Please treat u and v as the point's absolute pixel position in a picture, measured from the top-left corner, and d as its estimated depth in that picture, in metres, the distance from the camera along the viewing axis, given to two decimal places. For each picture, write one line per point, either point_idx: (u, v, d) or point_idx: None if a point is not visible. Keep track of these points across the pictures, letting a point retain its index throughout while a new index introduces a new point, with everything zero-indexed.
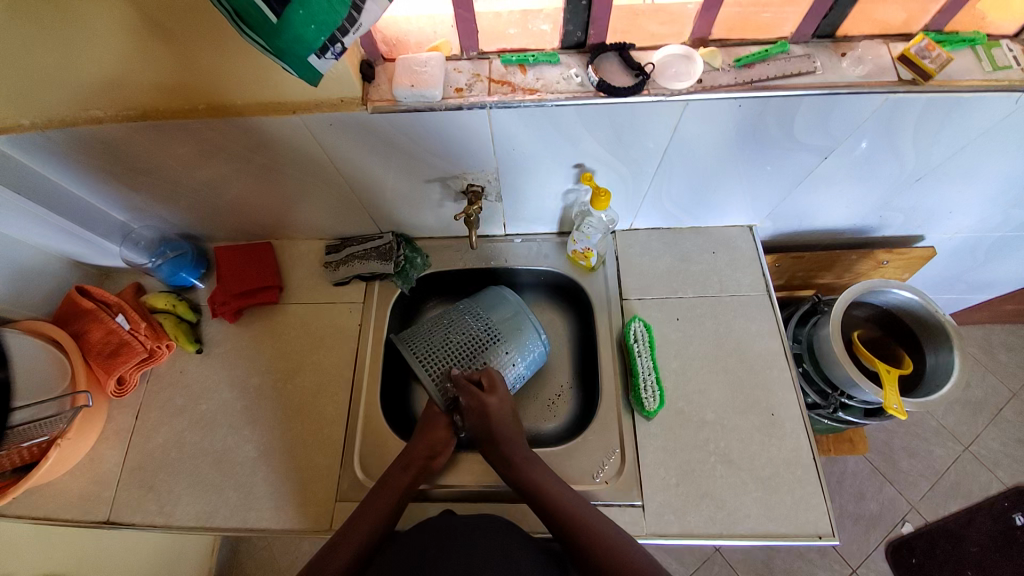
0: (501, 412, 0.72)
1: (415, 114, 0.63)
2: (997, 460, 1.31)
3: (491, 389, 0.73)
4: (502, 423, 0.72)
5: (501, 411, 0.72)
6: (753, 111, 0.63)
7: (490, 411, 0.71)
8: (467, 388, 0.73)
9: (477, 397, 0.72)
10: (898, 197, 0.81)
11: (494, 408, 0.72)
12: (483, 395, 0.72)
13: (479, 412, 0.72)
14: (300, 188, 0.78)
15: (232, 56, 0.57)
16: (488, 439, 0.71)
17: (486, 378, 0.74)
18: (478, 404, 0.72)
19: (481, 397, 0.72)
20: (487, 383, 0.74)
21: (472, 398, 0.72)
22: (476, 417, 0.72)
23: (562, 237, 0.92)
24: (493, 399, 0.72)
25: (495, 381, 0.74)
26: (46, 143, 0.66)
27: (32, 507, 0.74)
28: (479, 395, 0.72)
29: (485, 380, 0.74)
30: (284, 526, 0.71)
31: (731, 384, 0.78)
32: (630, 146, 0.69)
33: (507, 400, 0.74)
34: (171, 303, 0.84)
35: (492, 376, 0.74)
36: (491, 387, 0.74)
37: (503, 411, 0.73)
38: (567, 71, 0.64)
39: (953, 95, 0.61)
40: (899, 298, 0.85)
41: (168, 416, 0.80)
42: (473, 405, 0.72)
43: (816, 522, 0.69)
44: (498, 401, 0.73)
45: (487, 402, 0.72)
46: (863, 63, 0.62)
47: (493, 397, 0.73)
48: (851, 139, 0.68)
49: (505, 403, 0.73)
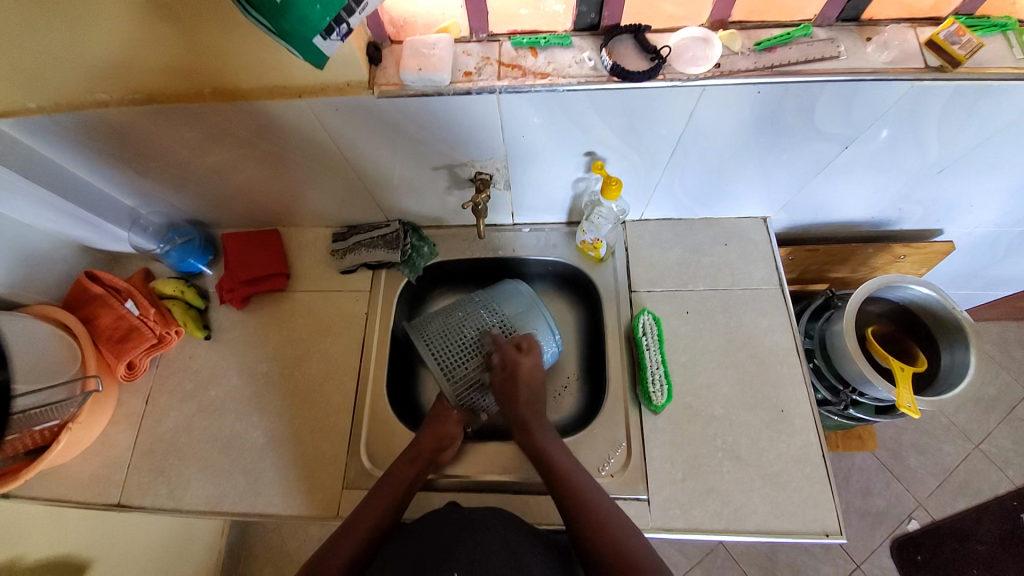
0: (530, 377, 0.73)
1: (423, 98, 0.62)
2: (1008, 459, 1.29)
3: (527, 351, 0.75)
4: (529, 385, 0.73)
5: (531, 373, 0.74)
6: (773, 97, 0.61)
7: (522, 370, 0.73)
8: (505, 346, 0.75)
9: (512, 356, 0.73)
10: (919, 189, 0.79)
11: (525, 368, 0.73)
12: (519, 357, 0.74)
13: (511, 369, 0.73)
14: (308, 175, 0.77)
15: (238, 38, 0.56)
16: (511, 395, 0.73)
17: (524, 341, 0.76)
18: (512, 363, 0.73)
19: (517, 356, 0.74)
20: (525, 345, 0.75)
21: (508, 357, 0.74)
22: (505, 374, 0.73)
23: (571, 227, 0.91)
24: (527, 360, 0.74)
25: (533, 344, 0.75)
26: (53, 127, 0.66)
27: (45, 489, 0.75)
28: (515, 355, 0.74)
29: (524, 343, 0.75)
30: (291, 512, 0.72)
31: (741, 379, 0.77)
32: (643, 133, 0.67)
33: (540, 367, 0.75)
34: (179, 290, 0.83)
35: (532, 340, 0.76)
36: (528, 350, 0.75)
37: (534, 374, 0.74)
38: (579, 54, 0.62)
39: (982, 82, 0.58)
40: (917, 294, 0.83)
41: (177, 401, 0.81)
42: (507, 363, 0.74)
43: (824, 520, 0.68)
44: (531, 363, 0.74)
45: (521, 362, 0.73)
46: (888, 49, 0.60)
47: (527, 358, 0.74)
48: (873, 128, 0.66)
49: (539, 367, 0.75)
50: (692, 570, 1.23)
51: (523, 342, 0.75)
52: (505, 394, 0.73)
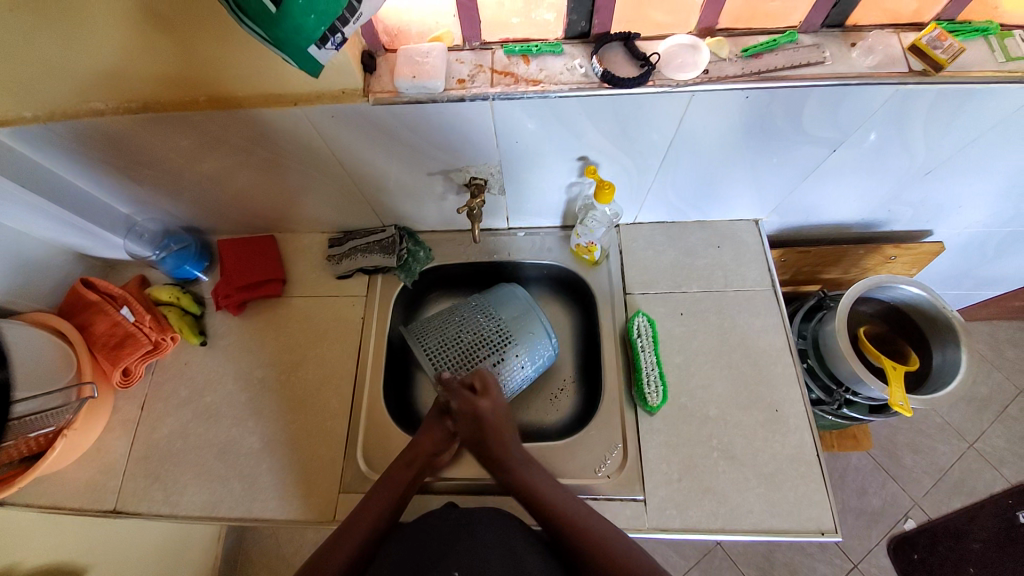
0: (493, 416, 0.71)
1: (417, 105, 0.62)
2: (1002, 457, 1.30)
3: (483, 392, 0.72)
4: (494, 425, 0.71)
5: (493, 412, 0.72)
6: (761, 102, 0.62)
7: (482, 413, 0.71)
8: (460, 391, 0.73)
9: (469, 401, 0.71)
10: (907, 190, 0.80)
11: (486, 410, 0.71)
12: (475, 400, 0.72)
13: (472, 414, 0.71)
14: (304, 181, 0.78)
15: (233, 47, 0.57)
16: (480, 442, 0.71)
17: (479, 382, 0.73)
18: (470, 408, 0.71)
19: (474, 400, 0.72)
20: (480, 387, 0.73)
21: (464, 403, 0.72)
22: (466, 421, 0.71)
23: (565, 231, 0.92)
24: (485, 403, 0.72)
25: (489, 385, 0.73)
26: (49, 136, 0.66)
27: (40, 496, 0.75)
28: (471, 399, 0.72)
29: (477, 383, 0.73)
30: (288, 517, 0.72)
31: (735, 379, 0.78)
32: (635, 138, 0.68)
33: (499, 403, 0.73)
34: (175, 295, 0.84)
35: (485, 379, 0.73)
36: (483, 390, 0.73)
37: (497, 413, 0.72)
38: (570, 62, 0.63)
39: (965, 86, 0.60)
40: (908, 294, 0.84)
41: (173, 407, 0.81)
42: (465, 408, 0.72)
43: (819, 518, 0.68)
44: (490, 403, 0.72)
45: (479, 405, 0.71)
46: (874, 54, 0.61)
47: (485, 399, 0.72)
48: (861, 131, 0.67)
49: (498, 404, 0.73)
50: (690, 571, 1.23)
51: (478, 382, 0.73)
52: (473, 442, 0.71)
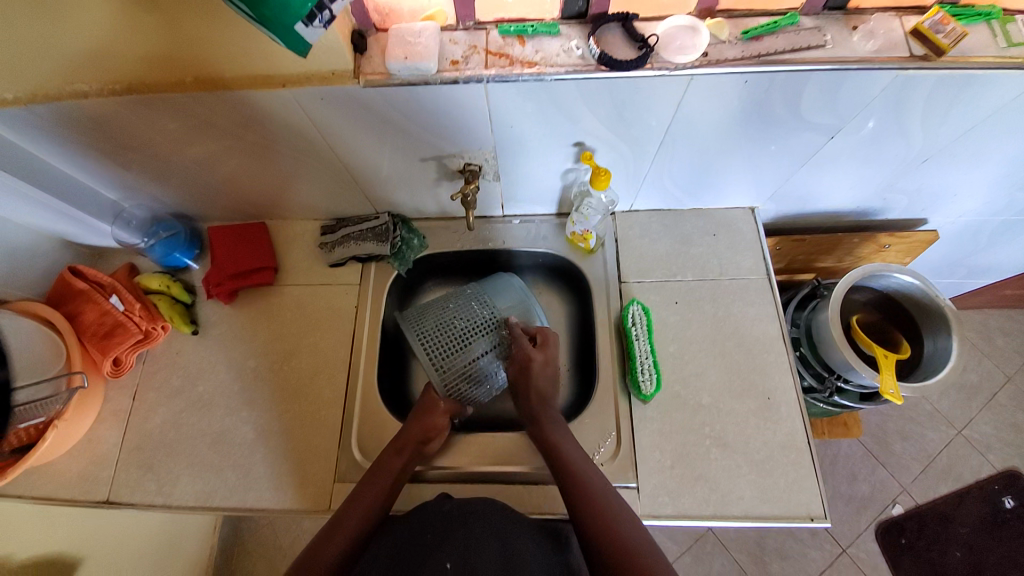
0: (541, 372, 0.75)
1: (408, 88, 0.61)
2: (989, 443, 1.32)
3: (540, 345, 0.77)
4: (541, 382, 0.75)
5: (543, 369, 0.76)
6: (760, 86, 0.61)
7: (534, 366, 0.75)
8: (520, 338, 0.77)
9: (527, 349, 0.76)
10: (903, 177, 0.80)
11: (538, 364, 0.76)
12: (532, 351, 0.76)
13: (525, 362, 0.76)
14: (295, 167, 0.76)
15: (220, 25, 0.55)
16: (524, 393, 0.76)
17: (538, 335, 0.78)
18: (525, 357, 0.76)
19: (531, 351, 0.76)
20: (539, 339, 0.78)
21: (522, 352, 0.76)
22: (519, 368, 0.76)
23: (561, 218, 0.91)
24: (539, 356, 0.76)
25: (546, 341, 0.78)
26: (33, 119, 0.64)
27: (31, 487, 0.74)
28: (530, 349, 0.76)
29: (538, 336, 0.78)
30: (282, 505, 0.72)
31: (729, 367, 0.78)
32: (632, 123, 0.67)
33: (551, 363, 0.77)
34: (165, 284, 0.83)
35: (546, 336, 0.78)
36: (543, 345, 0.78)
37: (546, 371, 0.76)
38: (567, 43, 0.62)
39: (964, 72, 0.59)
40: (900, 283, 0.84)
41: (165, 396, 0.80)
42: (521, 355, 0.76)
43: (810, 504, 0.69)
44: (543, 359, 0.76)
45: (534, 357, 0.76)
46: (874, 38, 0.60)
47: (539, 355, 0.77)
48: (859, 117, 0.66)
49: (550, 362, 0.77)
50: (682, 556, 1.25)
51: (538, 336, 0.78)
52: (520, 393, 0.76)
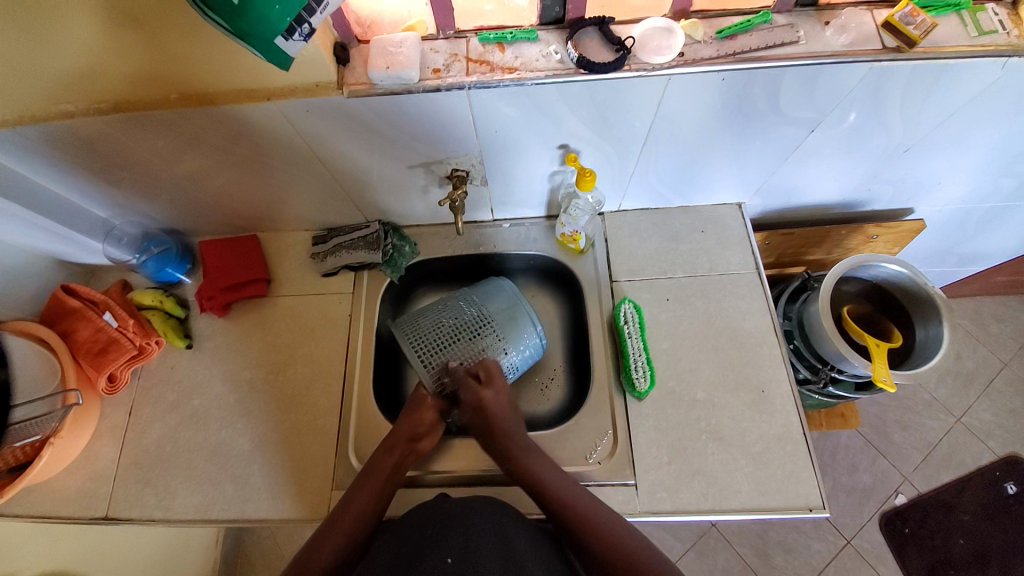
0: (496, 404, 0.74)
1: (392, 97, 0.62)
2: (988, 430, 1.33)
3: (487, 382, 0.75)
4: (499, 415, 0.73)
5: (497, 402, 0.74)
6: (737, 84, 0.62)
7: (488, 403, 0.74)
8: (466, 382, 0.75)
9: (474, 391, 0.74)
10: (886, 168, 0.81)
11: (489, 399, 0.74)
12: (479, 390, 0.74)
13: (477, 402, 0.74)
14: (285, 179, 0.77)
15: (204, 43, 0.56)
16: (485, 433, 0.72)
17: (481, 371, 0.76)
18: (475, 396, 0.74)
19: (478, 390, 0.74)
20: (483, 375, 0.76)
21: (470, 392, 0.75)
22: (472, 410, 0.74)
23: (551, 220, 0.92)
24: (490, 391, 0.74)
25: (491, 373, 0.76)
26: (22, 141, 0.65)
27: (29, 506, 0.74)
28: (476, 388, 0.74)
29: (482, 372, 0.76)
30: (282, 515, 0.72)
31: (722, 362, 0.78)
32: (615, 124, 0.68)
33: (503, 392, 0.75)
34: (158, 299, 0.83)
35: (489, 369, 0.76)
36: (489, 380, 0.76)
37: (501, 402, 0.74)
38: (546, 48, 0.63)
39: (938, 62, 0.60)
40: (888, 272, 0.85)
41: (161, 411, 0.80)
42: (472, 398, 0.75)
43: (807, 495, 0.69)
44: (493, 393, 0.75)
45: (482, 395, 0.74)
46: (847, 31, 0.61)
47: (489, 389, 0.75)
48: (838, 110, 0.67)
49: (501, 393, 0.75)
50: (687, 553, 1.25)
51: (482, 371, 0.76)
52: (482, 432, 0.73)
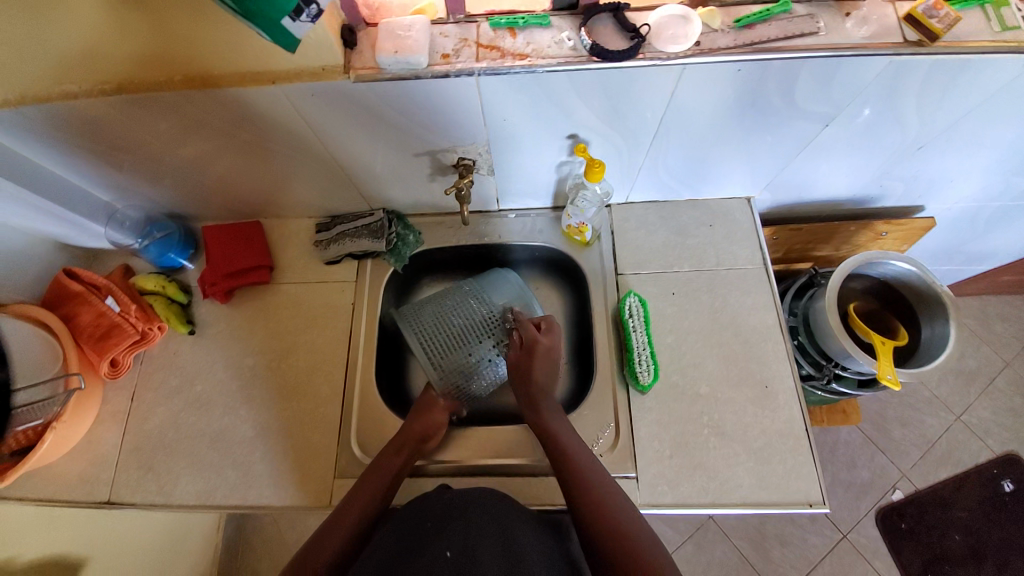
0: (546, 357, 0.75)
1: (400, 82, 0.60)
2: (987, 428, 1.33)
3: (546, 331, 0.77)
4: (545, 367, 0.74)
5: (548, 353, 0.75)
6: (754, 75, 0.61)
7: (541, 349, 0.74)
8: (524, 325, 0.77)
9: (531, 335, 0.75)
10: (899, 164, 0.79)
11: (543, 347, 0.75)
12: (539, 335, 0.76)
13: (530, 346, 0.75)
14: (289, 165, 0.76)
15: (207, 23, 0.54)
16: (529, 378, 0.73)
17: (543, 321, 0.78)
18: (532, 341, 0.75)
19: (536, 336, 0.76)
20: (544, 325, 0.77)
21: (529, 336, 0.76)
22: (524, 352, 0.75)
23: (557, 212, 0.91)
24: (546, 339, 0.76)
25: (552, 326, 0.77)
26: (23, 121, 0.64)
27: (33, 489, 0.75)
28: (536, 334, 0.75)
29: (543, 323, 0.78)
30: (284, 503, 0.72)
31: (726, 357, 0.78)
32: (626, 115, 0.67)
33: (555, 349, 0.76)
34: (160, 284, 0.83)
35: (552, 322, 0.78)
36: (545, 331, 0.77)
37: (551, 355, 0.75)
38: (558, 35, 0.61)
39: (959, 56, 0.59)
40: (897, 269, 0.85)
41: (164, 397, 0.80)
42: (525, 341, 0.75)
43: (807, 490, 0.70)
44: (549, 343, 0.76)
45: (539, 341, 0.75)
46: (867, 24, 0.60)
47: (546, 338, 0.76)
48: (854, 105, 0.66)
49: (556, 348, 0.76)
50: (684, 545, 1.26)
51: (543, 322, 0.78)
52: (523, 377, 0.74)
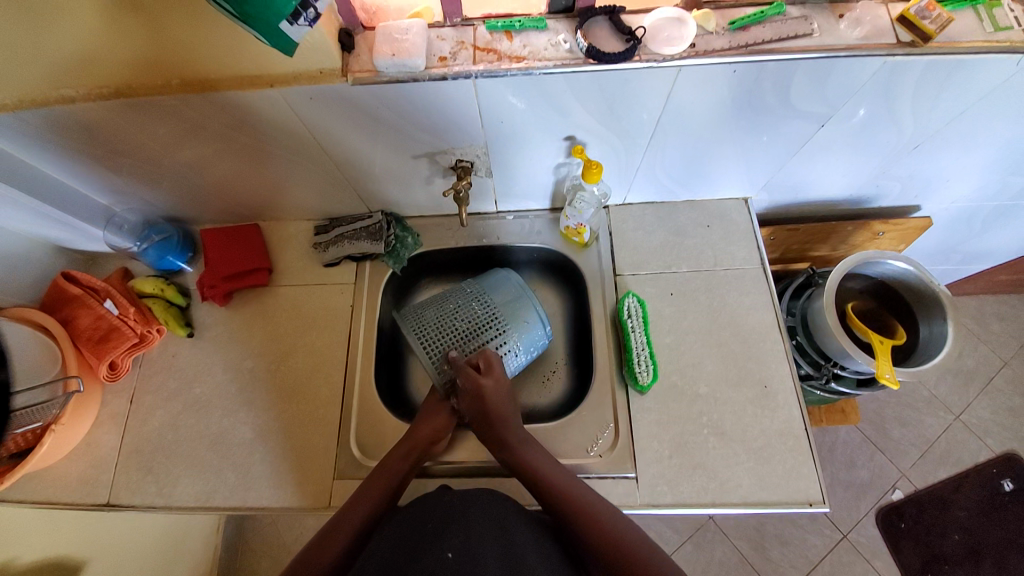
0: (495, 395, 0.72)
1: (397, 85, 0.61)
2: (986, 428, 1.33)
3: (488, 370, 0.72)
4: (498, 404, 0.71)
5: (497, 390, 0.72)
6: (750, 75, 0.61)
7: (486, 392, 0.71)
8: (463, 370, 0.73)
9: (472, 380, 0.71)
10: (895, 164, 0.80)
11: (488, 389, 0.71)
12: (479, 377, 0.71)
13: (474, 393, 0.71)
14: (288, 168, 0.77)
15: (205, 29, 0.55)
16: (484, 420, 0.71)
17: (483, 360, 0.73)
18: (474, 386, 0.71)
19: (477, 379, 0.71)
20: (484, 365, 0.73)
21: (470, 380, 0.71)
22: (471, 399, 0.71)
23: (555, 213, 0.91)
24: (488, 380, 0.72)
25: (493, 362, 0.73)
26: (22, 125, 0.64)
27: (31, 492, 0.74)
28: (475, 377, 0.71)
29: (483, 361, 0.73)
30: (284, 504, 0.72)
31: (725, 357, 0.78)
32: (623, 116, 0.67)
33: (502, 383, 0.73)
34: (159, 287, 0.83)
35: (490, 358, 0.73)
36: (488, 369, 0.73)
37: (500, 391, 0.72)
38: (555, 37, 0.62)
39: (953, 56, 0.59)
40: (894, 269, 0.85)
41: (163, 399, 0.80)
42: (469, 387, 0.72)
43: (807, 490, 0.70)
44: (493, 381, 0.72)
45: (482, 384, 0.71)
46: (861, 25, 0.60)
47: (489, 379, 0.72)
48: (849, 106, 0.66)
49: (501, 382, 0.73)
50: (683, 545, 1.26)
51: (482, 360, 0.73)
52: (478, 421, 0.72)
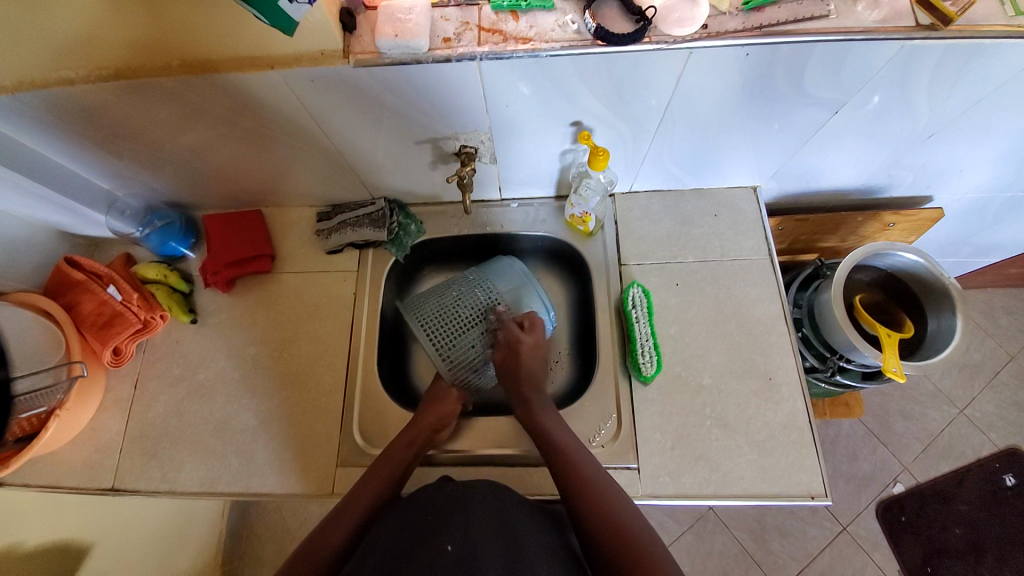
0: (530, 357, 0.74)
1: (400, 67, 0.59)
2: (991, 422, 1.32)
3: (528, 329, 0.76)
4: (530, 366, 0.74)
5: (534, 352, 0.75)
6: (762, 59, 0.59)
7: (524, 349, 0.74)
8: (507, 324, 0.76)
9: (515, 334, 0.74)
10: (909, 153, 0.78)
11: (527, 347, 0.74)
12: (522, 335, 0.75)
13: (513, 346, 0.74)
14: (290, 154, 0.76)
15: (204, 10, 0.53)
16: (513, 377, 0.74)
17: (526, 319, 0.76)
18: (515, 340, 0.74)
19: (519, 334, 0.75)
20: (527, 323, 0.76)
21: (512, 335, 0.75)
22: (508, 352, 0.75)
23: (560, 201, 0.90)
24: (529, 338, 0.75)
25: (534, 323, 0.76)
26: (20, 107, 0.63)
27: (38, 476, 0.75)
28: (518, 332, 0.75)
29: (526, 321, 0.76)
30: (287, 490, 0.73)
31: (730, 349, 0.78)
32: (631, 101, 0.65)
33: (540, 347, 0.76)
34: (162, 273, 0.82)
35: (534, 319, 0.76)
36: (530, 329, 0.76)
37: (536, 354, 0.75)
38: (562, 18, 0.60)
39: (975, 41, 0.57)
40: (903, 261, 0.84)
41: (167, 385, 0.80)
42: (510, 341, 0.75)
43: (810, 482, 0.69)
44: (533, 342, 0.75)
45: (523, 341, 0.74)
46: (879, 7, 0.58)
47: (529, 338, 0.75)
48: (864, 91, 0.64)
49: (539, 346, 0.75)
50: (683, 535, 1.27)
51: (526, 320, 0.76)
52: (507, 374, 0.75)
